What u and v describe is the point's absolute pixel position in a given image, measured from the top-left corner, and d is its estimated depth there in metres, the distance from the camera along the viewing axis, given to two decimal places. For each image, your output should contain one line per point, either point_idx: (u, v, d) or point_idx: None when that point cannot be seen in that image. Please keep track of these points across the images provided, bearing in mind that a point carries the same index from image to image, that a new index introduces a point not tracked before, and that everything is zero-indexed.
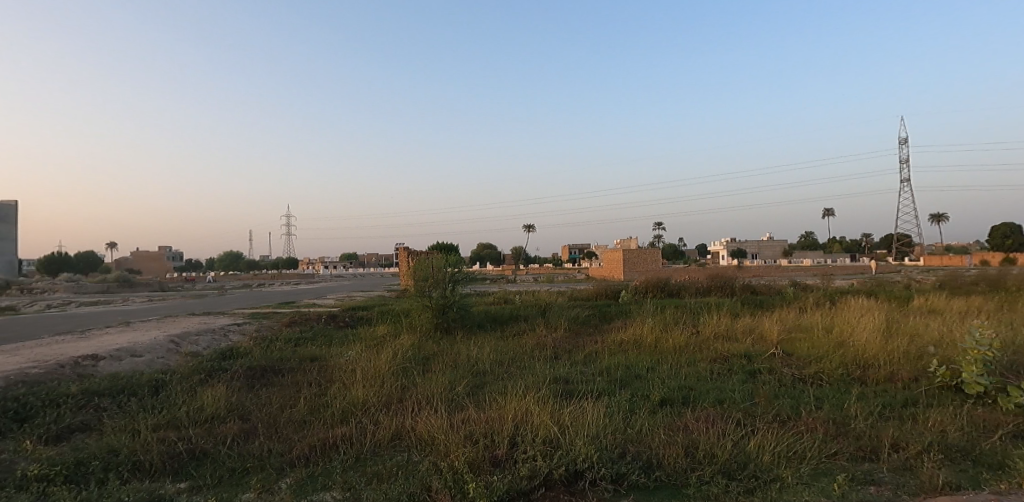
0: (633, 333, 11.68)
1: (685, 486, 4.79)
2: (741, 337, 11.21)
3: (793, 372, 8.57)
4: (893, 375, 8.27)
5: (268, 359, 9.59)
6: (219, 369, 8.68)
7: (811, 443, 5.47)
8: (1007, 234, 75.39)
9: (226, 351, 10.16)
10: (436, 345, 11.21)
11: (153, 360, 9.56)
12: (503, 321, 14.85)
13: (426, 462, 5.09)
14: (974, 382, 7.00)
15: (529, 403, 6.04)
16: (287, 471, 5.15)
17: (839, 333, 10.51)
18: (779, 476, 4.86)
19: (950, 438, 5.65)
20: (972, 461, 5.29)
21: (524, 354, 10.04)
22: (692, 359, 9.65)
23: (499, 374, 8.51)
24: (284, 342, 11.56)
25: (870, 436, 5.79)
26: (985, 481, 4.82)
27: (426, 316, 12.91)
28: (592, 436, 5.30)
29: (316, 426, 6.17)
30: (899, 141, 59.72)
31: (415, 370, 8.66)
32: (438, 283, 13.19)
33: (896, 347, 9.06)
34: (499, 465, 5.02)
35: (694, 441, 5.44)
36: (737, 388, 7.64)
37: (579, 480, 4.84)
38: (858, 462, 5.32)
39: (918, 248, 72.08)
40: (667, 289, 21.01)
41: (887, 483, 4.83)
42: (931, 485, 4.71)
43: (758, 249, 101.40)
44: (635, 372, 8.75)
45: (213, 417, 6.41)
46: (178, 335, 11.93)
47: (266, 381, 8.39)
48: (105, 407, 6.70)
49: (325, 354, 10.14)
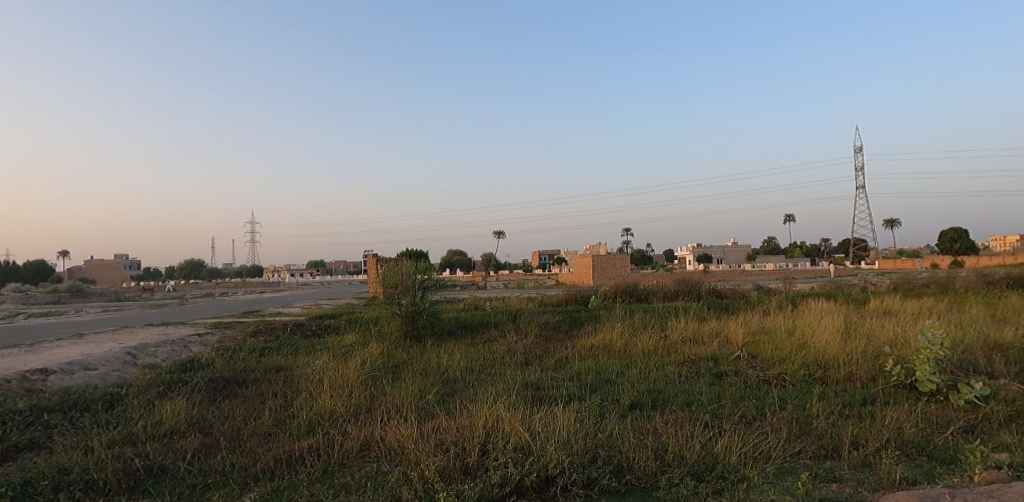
0: (602, 338, 11.76)
1: (656, 489, 4.83)
2: (707, 340, 11.43)
3: (758, 374, 8.75)
4: (852, 374, 8.52)
5: (231, 370, 9.32)
6: (179, 382, 8.39)
7: (776, 443, 5.59)
8: (955, 240, 78.71)
9: (186, 362, 9.80)
10: (406, 352, 11.12)
11: (109, 373, 9.19)
12: (474, 328, 14.78)
13: (396, 473, 5.01)
14: (927, 380, 7.30)
15: (498, 409, 6.02)
16: (251, 485, 5.00)
17: (800, 336, 10.81)
18: (746, 476, 4.95)
19: (907, 435, 5.86)
20: (927, 456, 5.49)
21: (494, 361, 10.00)
22: (661, 363, 9.76)
23: (469, 381, 8.46)
24: (248, 353, 11.28)
25: (832, 435, 5.94)
26: (939, 476, 5.00)
27: (394, 323, 12.70)
28: (564, 442, 5.31)
29: (281, 438, 6.03)
30: (855, 149, 62.09)
31: (383, 379, 8.55)
32: (408, 290, 13.09)
33: (854, 347, 9.36)
34: (469, 473, 4.98)
35: (663, 443, 5.51)
36: (704, 391, 7.75)
37: (550, 486, 4.83)
38: (820, 460, 5.45)
39: (874, 252, 74.82)
40: (635, 294, 21.28)
41: (848, 480, 4.97)
42: (889, 480, 4.86)
43: (723, 255, 104.07)
44: (605, 376, 8.81)
45: (172, 432, 6.18)
46: (135, 346, 11.49)
47: (229, 393, 8.16)
48: (55, 423, 6.39)
49: (291, 364, 9.93)
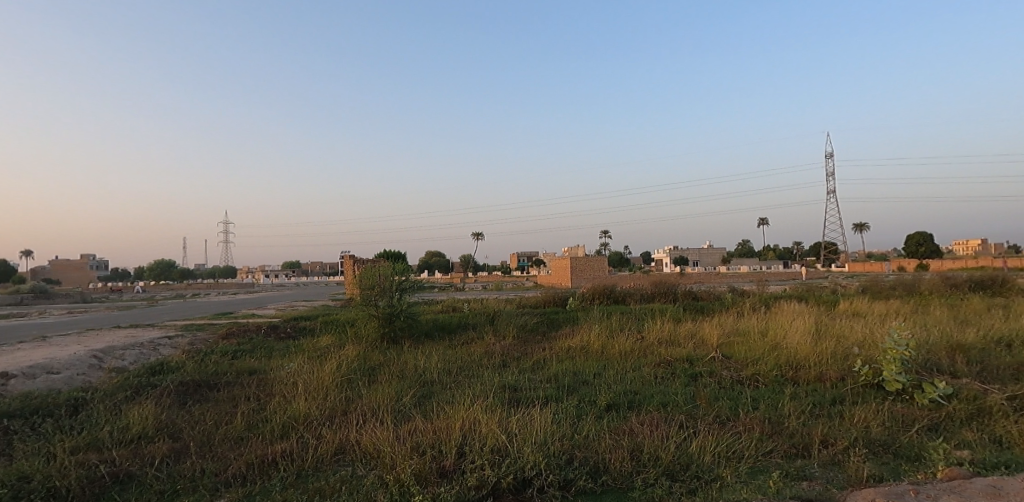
0: (580, 340, 11.81)
1: (631, 489, 4.86)
2: (683, 341, 11.56)
3: (732, 375, 8.88)
4: (823, 374, 8.71)
5: (202, 373, 9.13)
6: (147, 385, 8.18)
7: (749, 442, 5.68)
8: (920, 244, 81.14)
9: (155, 366, 9.56)
10: (382, 355, 11.01)
11: (73, 377, 8.91)
12: (451, 330, 14.72)
13: (372, 476, 4.96)
14: (893, 380, 7.50)
15: (475, 412, 6.00)
16: (221, 491, 4.89)
17: (773, 337, 11.01)
18: (719, 476, 5.02)
19: (874, 433, 6.01)
20: (893, 454, 5.64)
21: (472, 363, 9.97)
22: (637, 364, 9.85)
23: (446, 383, 8.42)
24: (220, 355, 11.05)
25: (802, 434, 6.06)
26: (904, 473, 5.14)
27: (371, 325, 12.59)
28: (540, 443, 5.32)
29: (253, 442, 5.91)
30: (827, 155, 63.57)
31: (359, 381, 8.47)
32: (385, 292, 12.99)
33: (824, 348, 9.56)
34: (446, 476, 4.95)
35: (639, 444, 5.56)
36: (679, 392, 7.84)
37: (526, 488, 4.84)
38: (792, 458, 5.56)
39: (844, 255, 76.66)
40: (612, 295, 21.43)
41: (818, 478, 5.07)
42: (857, 477, 4.98)
43: (699, 257, 105.53)
44: (582, 377, 8.86)
45: (140, 437, 6.02)
46: (101, 349, 11.17)
47: (200, 397, 7.98)
48: (16, 429, 6.17)
49: (264, 367, 9.76)
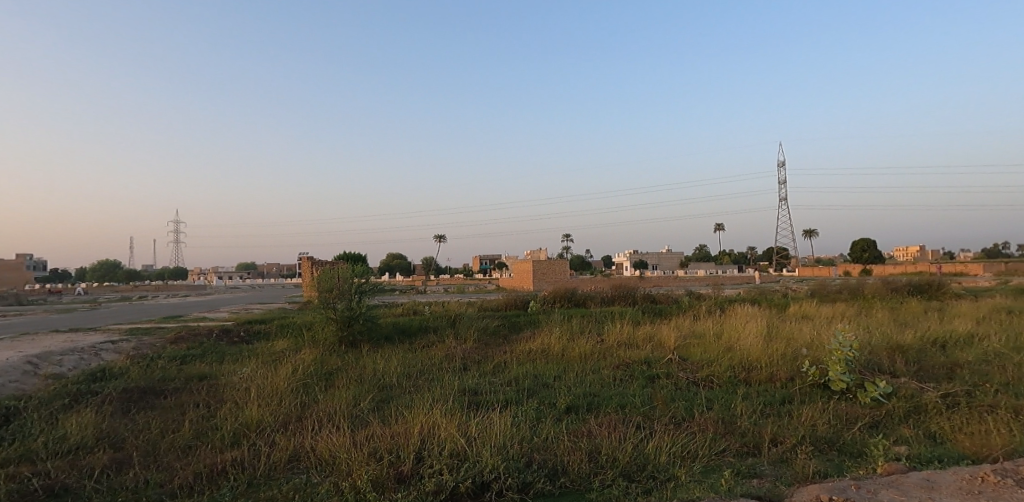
0: (541, 343, 11.87)
1: (589, 491, 4.91)
2: (642, 344, 11.75)
3: (688, 376, 9.08)
4: (773, 375, 9.00)
5: (148, 380, 8.74)
6: (88, 393, 7.78)
7: (703, 442, 5.81)
8: (864, 250, 85.00)
9: (97, 372, 9.10)
10: (340, 359, 10.80)
11: (6, 385, 8.40)
12: (412, 334, 14.57)
13: (326, 483, 4.84)
14: (838, 379, 7.83)
15: (434, 416, 5.95)
16: None
17: (728, 339, 11.32)
18: (674, 475, 5.12)
19: (821, 432, 6.24)
20: (837, 451, 5.86)
21: (432, 366, 9.88)
22: (596, 366, 9.96)
23: (406, 387, 8.33)
24: (168, 361, 10.61)
25: (754, 433, 6.24)
26: (848, 468, 5.36)
27: (329, 329, 12.33)
28: (499, 447, 5.31)
29: (202, 451, 5.70)
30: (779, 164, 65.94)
31: (316, 386, 8.28)
32: (344, 294, 12.75)
33: (775, 350, 9.89)
34: (403, 481, 4.89)
35: (597, 445, 5.62)
36: (637, 393, 7.96)
37: (485, 491, 4.82)
38: (743, 457, 5.72)
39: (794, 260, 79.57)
40: (573, 299, 21.62)
41: (768, 475, 5.23)
42: (804, 474, 5.15)
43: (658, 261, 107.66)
44: (542, 380, 8.90)
45: (79, 448, 5.72)
46: (37, 355, 10.57)
47: (145, 404, 7.64)
48: None
49: (215, 373, 9.43)
